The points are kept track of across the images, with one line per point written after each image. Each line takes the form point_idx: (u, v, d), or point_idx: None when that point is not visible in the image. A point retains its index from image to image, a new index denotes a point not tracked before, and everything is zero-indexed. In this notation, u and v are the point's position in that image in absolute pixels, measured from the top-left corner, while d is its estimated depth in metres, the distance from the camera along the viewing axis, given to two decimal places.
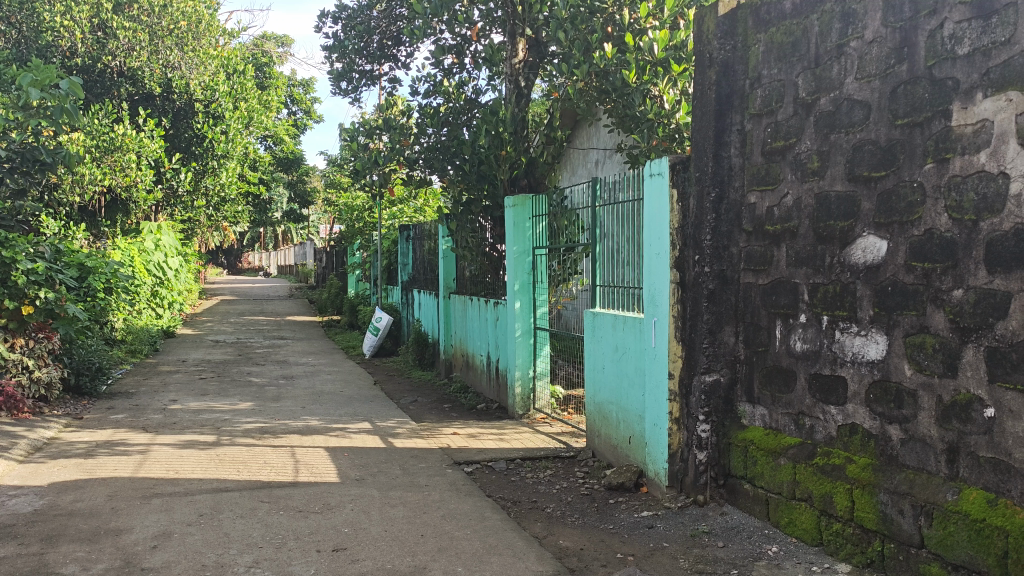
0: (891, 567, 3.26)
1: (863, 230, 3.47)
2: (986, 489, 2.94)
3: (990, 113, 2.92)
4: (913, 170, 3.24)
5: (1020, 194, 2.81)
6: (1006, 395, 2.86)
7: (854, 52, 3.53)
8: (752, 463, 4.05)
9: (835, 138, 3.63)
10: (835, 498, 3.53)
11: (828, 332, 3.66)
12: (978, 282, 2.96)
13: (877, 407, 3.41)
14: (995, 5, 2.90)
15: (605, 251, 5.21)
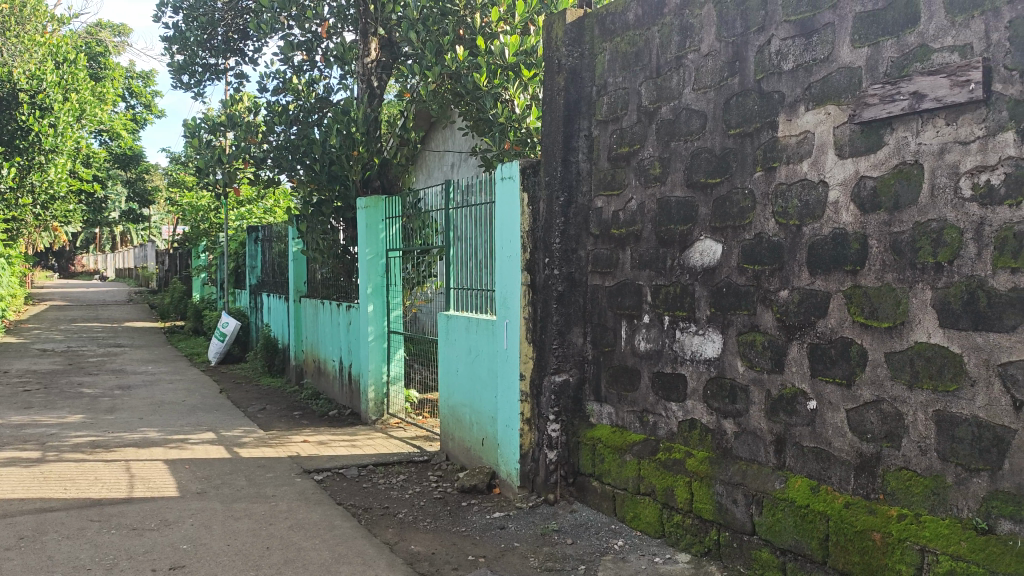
0: (726, 554, 3.43)
1: (700, 234, 3.64)
2: (810, 477, 3.15)
3: (811, 125, 3.14)
4: (744, 177, 3.43)
5: (838, 201, 3.04)
6: (827, 387, 3.08)
7: (691, 64, 3.69)
8: (599, 461, 4.15)
9: (676, 145, 3.78)
10: (676, 491, 3.67)
11: (670, 332, 3.81)
12: (801, 283, 3.17)
13: (714, 402, 3.57)
14: (815, 24, 3.13)
15: (459, 254, 5.22)
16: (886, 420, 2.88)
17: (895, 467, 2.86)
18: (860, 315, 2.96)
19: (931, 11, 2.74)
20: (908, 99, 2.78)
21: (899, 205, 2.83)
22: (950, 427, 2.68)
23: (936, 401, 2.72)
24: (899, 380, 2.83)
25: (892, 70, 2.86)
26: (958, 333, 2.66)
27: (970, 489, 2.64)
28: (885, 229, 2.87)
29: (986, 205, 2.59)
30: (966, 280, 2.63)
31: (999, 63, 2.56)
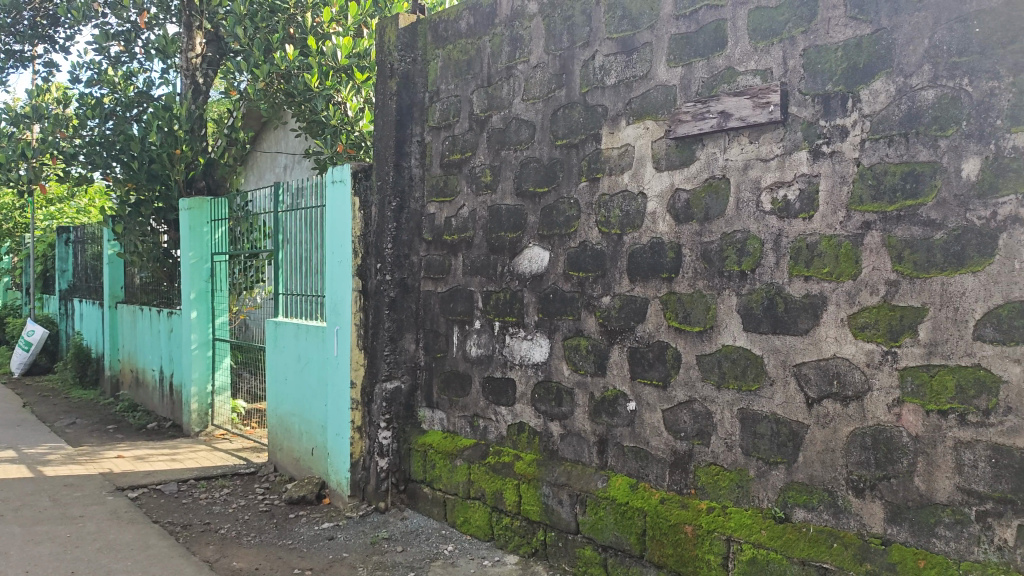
0: (552, 553, 3.51)
1: (529, 241, 3.72)
2: (629, 475, 3.30)
3: (631, 138, 3.31)
4: (570, 187, 3.54)
5: (655, 212, 3.22)
6: (645, 389, 3.25)
7: (521, 75, 3.78)
8: (430, 467, 4.15)
9: (505, 154, 3.85)
10: (504, 494, 3.73)
11: (500, 337, 3.87)
12: (622, 289, 3.33)
13: (541, 405, 3.66)
14: (634, 42, 3.30)
15: (288, 258, 5.08)
16: (697, 419, 3.08)
17: (705, 463, 3.05)
18: (674, 320, 3.15)
19: (737, 37, 2.99)
20: (716, 118, 3.01)
21: (709, 217, 3.05)
22: (753, 423, 2.92)
23: (740, 399, 2.95)
24: (708, 381, 3.05)
25: (703, 90, 3.09)
26: (760, 336, 2.91)
27: (770, 480, 2.88)
28: (697, 239, 3.09)
29: (783, 218, 2.85)
30: (767, 287, 2.89)
31: (794, 88, 2.85)
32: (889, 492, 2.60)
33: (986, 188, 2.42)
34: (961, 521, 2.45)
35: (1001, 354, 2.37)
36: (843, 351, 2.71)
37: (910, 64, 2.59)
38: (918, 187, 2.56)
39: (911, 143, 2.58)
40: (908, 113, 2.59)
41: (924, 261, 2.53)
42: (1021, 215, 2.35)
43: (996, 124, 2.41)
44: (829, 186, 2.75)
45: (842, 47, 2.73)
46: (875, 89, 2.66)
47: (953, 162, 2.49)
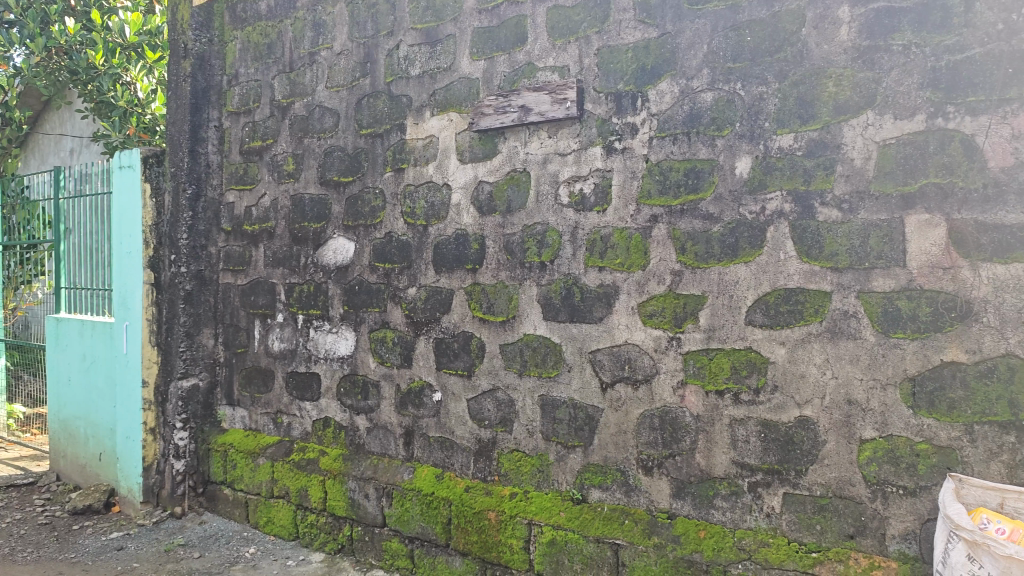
0: (358, 548, 3.47)
1: (333, 232, 3.65)
2: (435, 465, 3.32)
3: (435, 130, 3.32)
4: (375, 177, 3.50)
5: (459, 203, 3.25)
6: (449, 379, 3.28)
7: (324, 61, 3.70)
8: (231, 467, 3.98)
9: (308, 142, 3.75)
10: (309, 491, 3.64)
11: (303, 331, 3.76)
12: (427, 281, 3.34)
13: (346, 399, 3.60)
14: (438, 34, 3.32)
15: (72, 249, 4.70)
16: (500, 407, 3.14)
17: (508, 450, 3.12)
18: (478, 310, 3.19)
19: (536, 33, 3.07)
20: (517, 112, 3.08)
21: (511, 209, 3.12)
22: (552, 409, 3.02)
23: (541, 386, 3.05)
24: (511, 368, 3.11)
25: (504, 84, 3.15)
26: (559, 324, 3.01)
27: (568, 464, 2.99)
28: (500, 230, 3.14)
29: (580, 210, 2.96)
30: (564, 278, 2.99)
31: (589, 86, 2.96)
32: (675, 469, 2.77)
33: (756, 185, 2.64)
34: (736, 492, 2.65)
35: (769, 337, 2.61)
36: (633, 338, 2.85)
37: (691, 68, 2.77)
38: (698, 182, 2.74)
39: (693, 141, 2.76)
40: (690, 113, 2.77)
41: (704, 252, 2.72)
42: (785, 209, 2.59)
43: (765, 126, 2.63)
44: (621, 181, 2.89)
45: (633, 48, 2.88)
46: (661, 90, 2.82)
47: (728, 161, 2.69)
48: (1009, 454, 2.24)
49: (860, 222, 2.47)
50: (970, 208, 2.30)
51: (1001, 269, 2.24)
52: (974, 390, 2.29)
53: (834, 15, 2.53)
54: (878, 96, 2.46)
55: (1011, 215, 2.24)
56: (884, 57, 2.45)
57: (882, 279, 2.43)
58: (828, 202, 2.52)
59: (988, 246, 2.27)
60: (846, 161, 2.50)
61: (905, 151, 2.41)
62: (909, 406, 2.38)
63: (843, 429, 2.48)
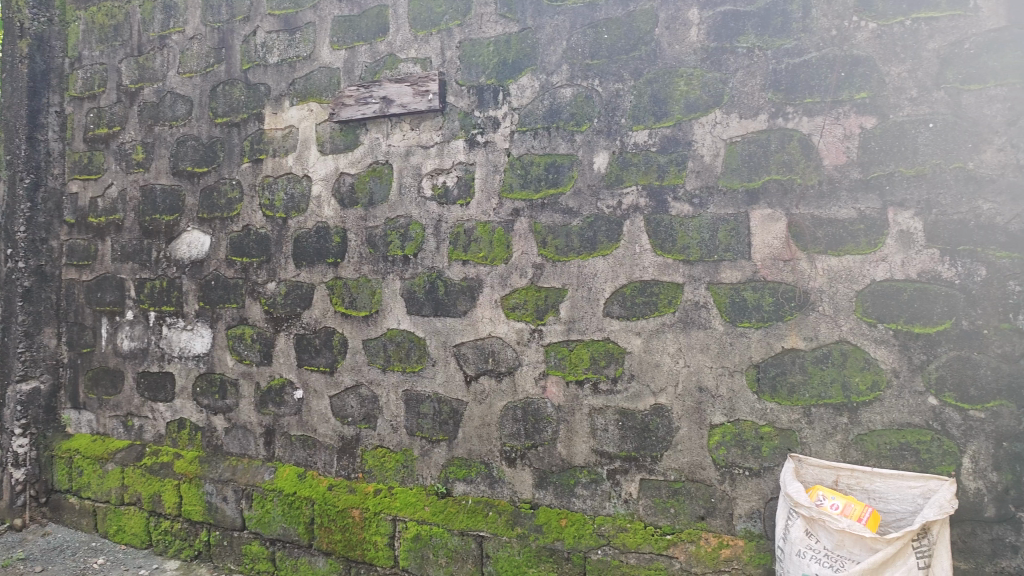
0: (216, 554, 3.35)
1: (187, 225, 3.49)
2: (297, 465, 3.23)
3: (295, 120, 3.24)
4: (231, 168, 3.38)
5: (319, 196, 3.18)
6: (311, 376, 3.20)
7: (175, 46, 3.53)
8: (77, 474, 3.75)
9: (159, 130, 3.57)
10: (163, 496, 3.48)
11: (155, 329, 3.58)
12: (287, 275, 3.25)
13: (203, 399, 3.46)
14: (297, 21, 3.24)
15: None
16: (364, 403, 3.10)
17: (371, 446, 3.08)
18: (340, 305, 3.13)
19: (398, 24, 3.05)
20: (379, 103, 3.04)
21: (373, 202, 3.07)
22: (416, 404, 3.00)
23: (404, 381, 3.02)
24: (374, 364, 3.07)
25: (366, 74, 3.10)
26: (422, 319, 2.99)
27: (432, 458, 2.98)
28: (361, 224, 3.09)
29: (442, 203, 2.95)
30: (428, 272, 2.98)
31: (451, 78, 2.96)
32: (537, 459, 2.80)
33: (613, 180, 2.70)
34: (595, 480, 2.72)
35: (625, 329, 2.68)
36: (496, 331, 2.87)
37: (551, 63, 2.81)
38: (558, 177, 2.78)
39: (553, 136, 2.79)
40: (550, 109, 2.80)
41: (564, 245, 2.76)
42: (640, 204, 2.66)
43: (621, 123, 2.70)
44: (483, 174, 2.90)
45: (494, 42, 2.89)
46: (522, 85, 2.85)
47: (587, 156, 2.75)
48: (843, 434, 2.39)
49: (709, 216, 2.57)
50: (807, 204, 2.44)
51: (836, 261, 2.40)
52: (812, 375, 2.43)
53: (685, 17, 2.62)
54: (725, 96, 2.56)
55: (844, 210, 2.39)
56: (730, 59, 2.56)
57: (729, 272, 2.54)
58: (680, 197, 2.61)
59: (823, 239, 2.42)
60: (696, 158, 2.59)
61: (750, 149, 2.53)
62: (754, 392, 2.51)
63: (695, 416, 2.58)
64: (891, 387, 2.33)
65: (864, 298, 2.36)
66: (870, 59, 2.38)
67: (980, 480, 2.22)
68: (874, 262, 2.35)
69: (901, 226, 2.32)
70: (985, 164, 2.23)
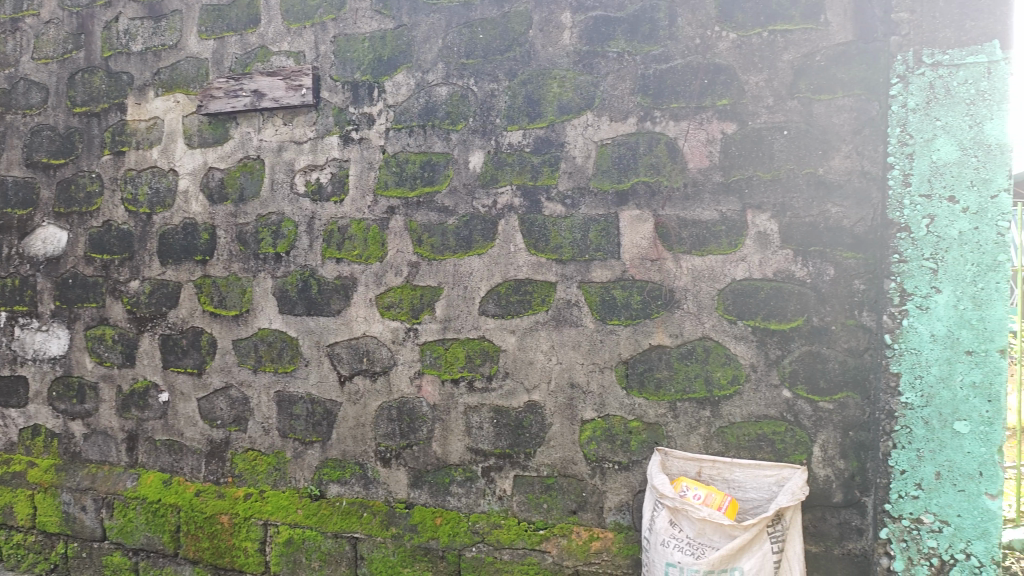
0: (75, 567, 3.19)
1: (41, 220, 3.30)
2: (162, 471, 3.11)
3: (160, 111, 3.12)
4: (90, 160, 3.22)
5: (187, 190, 3.07)
6: (177, 378, 3.08)
7: (29, 29, 3.33)
8: None
9: (11, 118, 3.35)
10: (16, 507, 3.30)
11: (7, 330, 3.37)
12: (151, 273, 3.12)
13: (59, 404, 3.27)
14: (162, 8, 3.11)
15: None
16: (233, 406, 3.01)
17: (242, 449, 3.00)
18: (209, 304, 3.03)
19: (269, 16, 2.97)
20: (249, 97, 2.96)
21: (243, 197, 2.99)
22: (288, 405, 2.93)
23: (277, 382, 2.95)
24: (245, 365, 2.99)
25: (236, 66, 3.02)
26: (295, 318, 2.93)
27: (306, 460, 2.92)
28: (231, 220, 3.00)
29: (316, 200, 2.90)
30: (301, 270, 2.92)
31: (325, 73, 2.91)
32: (412, 459, 2.79)
33: (488, 180, 2.72)
34: (470, 478, 2.73)
35: (500, 327, 2.70)
36: (371, 330, 2.84)
37: (427, 62, 2.80)
38: (433, 175, 2.78)
39: (428, 134, 2.79)
40: (425, 107, 2.80)
41: (439, 244, 2.76)
42: (515, 204, 2.69)
43: (496, 123, 2.72)
44: (358, 172, 2.86)
45: (369, 38, 2.86)
46: (397, 82, 2.83)
47: (462, 155, 2.75)
48: (705, 427, 2.49)
49: (581, 216, 2.62)
50: (673, 205, 2.53)
51: (699, 261, 2.49)
52: (677, 370, 2.52)
53: (558, 21, 2.66)
54: (595, 99, 2.62)
55: (707, 212, 2.49)
56: (602, 62, 2.62)
57: (600, 271, 2.60)
58: (553, 197, 2.65)
59: (688, 240, 2.51)
60: (568, 159, 2.64)
61: (620, 151, 2.59)
62: (623, 387, 2.57)
63: (567, 412, 2.63)
64: (749, 381, 2.44)
65: (725, 296, 2.47)
66: (730, 67, 2.48)
67: (829, 467, 2.36)
68: (734, 262, 2.46)
69: (758, 228, 2.44)
70: (834, 170, 2.37)
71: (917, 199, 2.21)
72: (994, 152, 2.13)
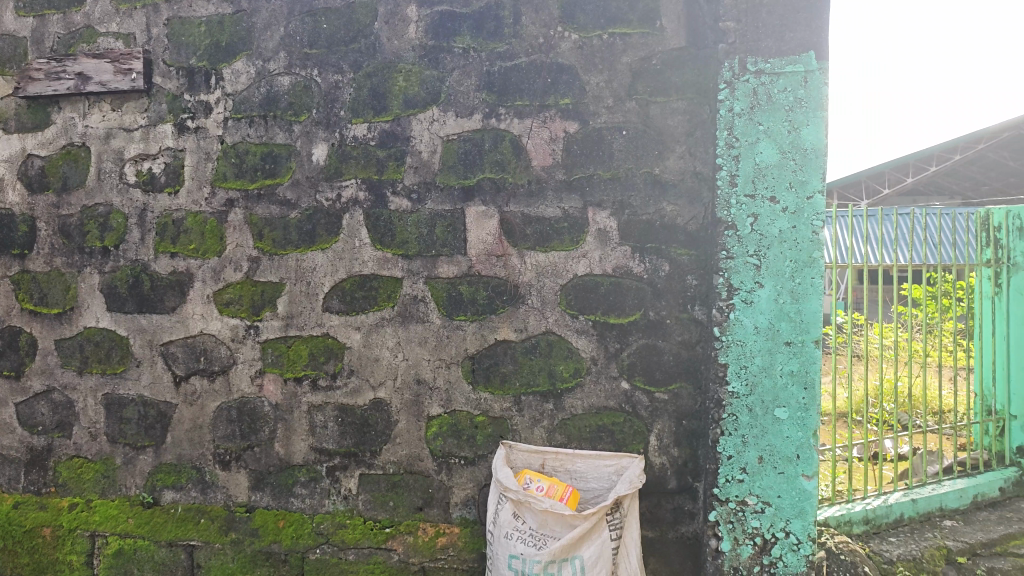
0: None
1: None
2: None
3: None
4: None
5: (3, 179, 2.87)
6: None
7: None
8: None
9: None
10: None
11: None
12: None
13: None
14: None
15: None
16: (56, 410, 2.81)
17: (66, 457, 2.80)
18: (28, 302, 2.82)
19: None
20: (73, 80, 2.77)
21: (67, 187, 2.80)
22: (118, 408, 2.77)
23: (104, 384, 2.78)
24: (69, 367, 2.80)
25: (58, 47, 2.84)
26: (124, 316, 2.76)
27: (138, 466, 2.76)
28: (53, 211, 2.81)
29: (148, 191, 2.75)
30: (131, 265, 2.76)
31: (158, 58, 2.76)
32: (253, 460, 2.69)
33: (332, 173, 2.66)
34: (314, 478, 2.66)
35: (345, 323, 2.65)
36: (208, 328, 2.72)
37: (267, 49, 2.70)
38: (275, 167, 2.69)
39: (269, 125, 2.70)
40: (266, 96, 2.70)
41: (281, 239, 2.68)
42: (360, 198, 2.65)
43: (340, 115, 2.66)
44: (193, 162, 2.73)
45: (206, 23, 2.74)
46: (236, 69, 2.72)
47: (305, 147, 2.68)
48: (549, 420, 2.53)
49: (427, 212, 2.61)
50: (517, 202, 2.55)
51: (543, 256, 2.53)
52: (521, 365, 2.55)
53: (403, 13, 2.63)
54: (441, 94, 2.61)
55: (550, 209, 2.53)
56: (447, 58, 2.61)
57: (446, 266, 2.60)
58: (399, 191, 2.63)
59: (532, 236, 2.54)
60: (414, 154, 2.62)
61: (465, 147, 2.59)
62: (469, 382, 2.58)
63: (413, 408, 2.61)
64: (590, 373, 2.51)
65: (568, 292, 2.52)
66: (572, 67, 2.53)
67: (664, 455, 2.46)
68: (576, 258, 2.51)
69: (599, 225, 2.50)
70: (669, 170, 2.47)
71: (743, 199, 2.34)
72: (810, 156, 2.31)
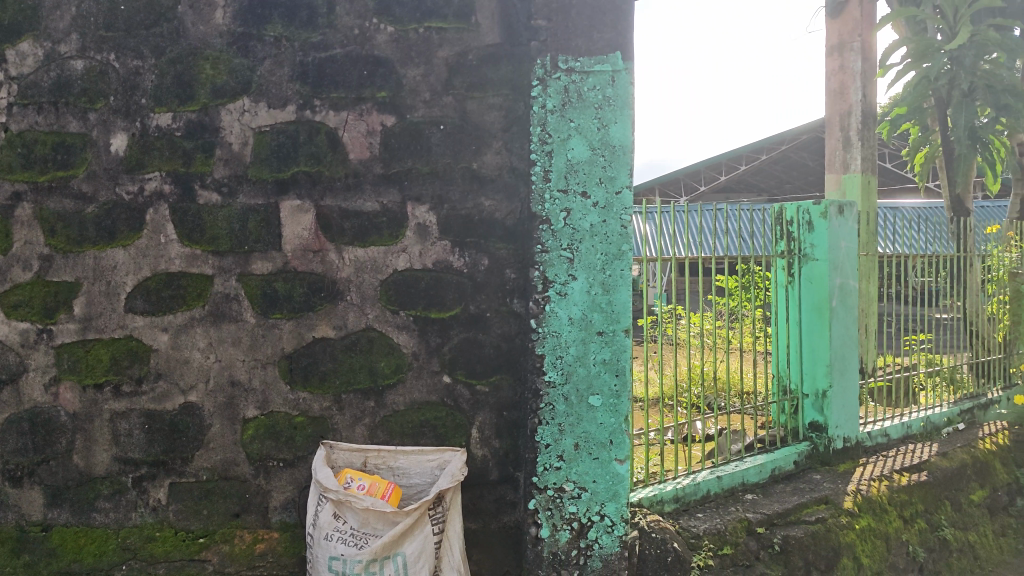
0: None
1: None
2: None
3: None
4: None
5: None
6: None
7: None
8: None
9: None
10: None
11: None
12: None
13: None
14: None
15: None
16: None
17: None
18: None
19: None
20: None
21: None
22: None
23: None
24: None
25: None
26: None
27: None
28: None
29: None
30: None
31: None
32: (49, 475, 2.49)
33: (133, 164, 2.50)
34: (119, 491, 2.49)
35: (150, 324, 2.50)
36: None
37: (57, 30, 2.50)
38: (68, 158, 2.49)
39: (60, 113, 2.50)
40: (57, 81, 2.50)
41: (76, 235, 2.49)
42: (165, 191, 2.50)
43: (141, 103, 2.50)
44: None
45: None
46: (20, 51, 2.49)
47: (102, 136, 2.50)
48: (370, 417, 2.50)
49: (239, 206, 2.50)
50: (334, 196, 2.49)
51: (361, 252, 2.49)
52: (341, 362, 2.50)
53: None
54: (252, 83, 2.51)
55: (368, 203, 2.49)
56: (258, 46, 2.51)
57: (260, 263, 2.50)
58: (208, 184, 2.50)
59: (350, 231, 2.49)
60: (224, 146, 2.51)
61: (278, 139, 2.51)
62: (287, 382, 2.50)
63: (227, 412, 2.50)
64: (411, 368, 2.50)
65: (388, 287, 2.49)
66: (389, 60, 2.50)
67: (485, 447, 2.49)
68: (395, 253, 2.49)
69: (418, 220, 2.49)
70: (486, 165, 2.49)
71: (557, 195, 2.45)
72: (618, 154, 2.46)
